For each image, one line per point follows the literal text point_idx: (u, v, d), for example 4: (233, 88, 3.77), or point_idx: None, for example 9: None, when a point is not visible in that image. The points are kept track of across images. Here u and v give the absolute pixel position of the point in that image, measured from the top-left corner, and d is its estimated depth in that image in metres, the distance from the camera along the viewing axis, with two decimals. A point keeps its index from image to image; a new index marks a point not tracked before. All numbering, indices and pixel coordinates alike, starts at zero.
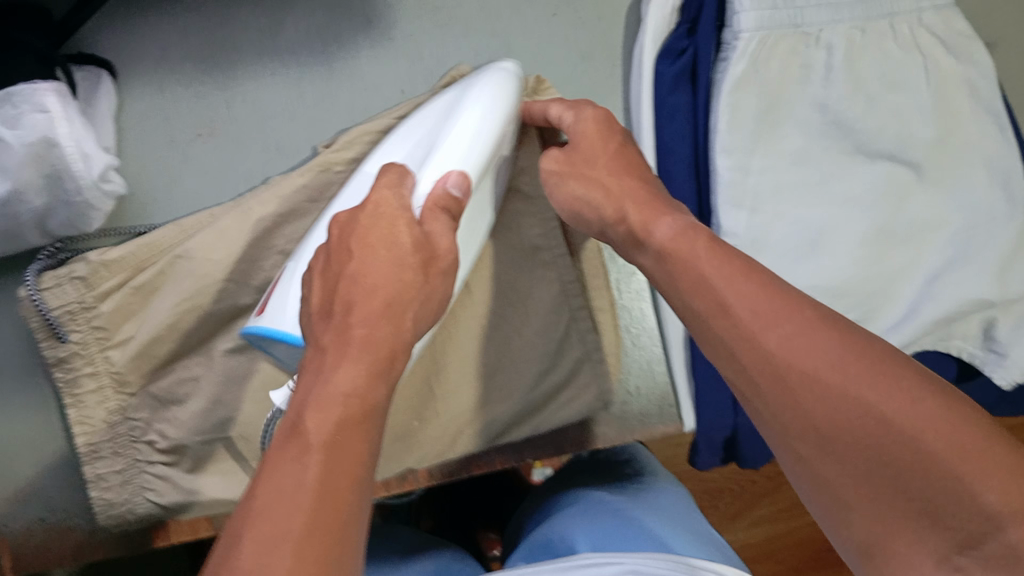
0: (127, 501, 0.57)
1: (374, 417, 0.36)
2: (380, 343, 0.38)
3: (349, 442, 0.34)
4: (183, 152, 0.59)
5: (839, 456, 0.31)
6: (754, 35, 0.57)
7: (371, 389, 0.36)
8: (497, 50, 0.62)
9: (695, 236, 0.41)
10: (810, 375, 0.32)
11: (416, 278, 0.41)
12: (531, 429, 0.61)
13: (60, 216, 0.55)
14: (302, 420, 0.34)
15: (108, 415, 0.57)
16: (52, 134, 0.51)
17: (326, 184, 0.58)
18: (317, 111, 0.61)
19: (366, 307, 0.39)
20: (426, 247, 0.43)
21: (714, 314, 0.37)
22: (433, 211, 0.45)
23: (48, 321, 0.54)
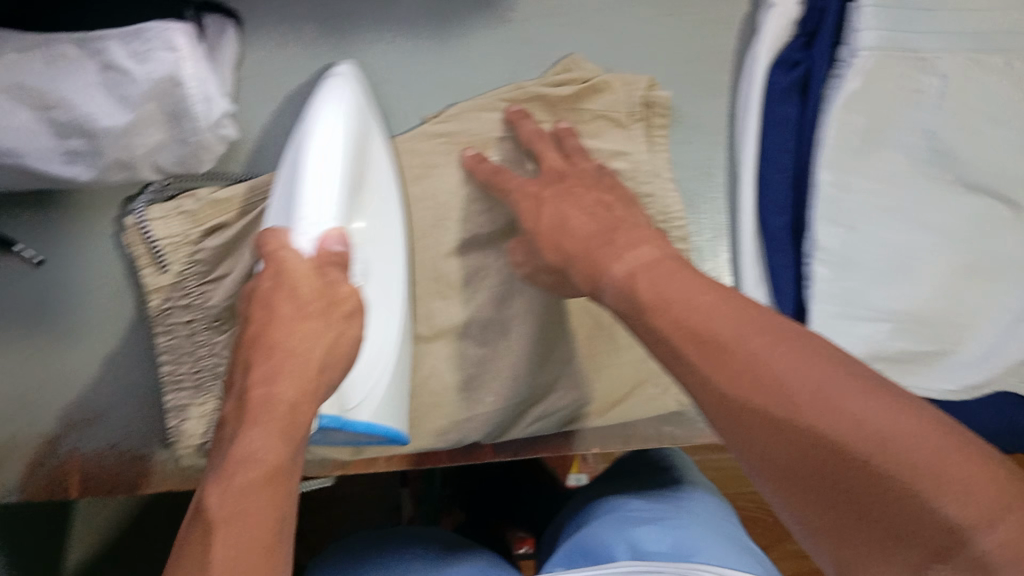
0: (204, 436, 0.59)
1: (287, 473, 0.37)
2: (296, 387, 0.40)
3: (254, 507, 0.35)
4: (295, 108, 0.61)
5: (801, 491, 0.32)
6: (874, 53, 0.58)
7: (287, 451, 0.38)
8: (609, 43, 0.62)
9: (643, 272, 0.44)
10: (760, 410, 0.34)
11: (324, 322, 0.43)
12: (600, 421, 0.63)
13: (172, 153, 0.57)
14: (206, 500, 0.35)
15: (196, 348, 0.59)
16: (178, 72, 0.53)
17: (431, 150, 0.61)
18: (427, 81, 0.62)
19: (277, 366, 0.40)
20: (328, 292, 0.44)
21: (671, 360, 0.39)
22: (326, 266, 0.45)
23: (154, 248, 0.58)
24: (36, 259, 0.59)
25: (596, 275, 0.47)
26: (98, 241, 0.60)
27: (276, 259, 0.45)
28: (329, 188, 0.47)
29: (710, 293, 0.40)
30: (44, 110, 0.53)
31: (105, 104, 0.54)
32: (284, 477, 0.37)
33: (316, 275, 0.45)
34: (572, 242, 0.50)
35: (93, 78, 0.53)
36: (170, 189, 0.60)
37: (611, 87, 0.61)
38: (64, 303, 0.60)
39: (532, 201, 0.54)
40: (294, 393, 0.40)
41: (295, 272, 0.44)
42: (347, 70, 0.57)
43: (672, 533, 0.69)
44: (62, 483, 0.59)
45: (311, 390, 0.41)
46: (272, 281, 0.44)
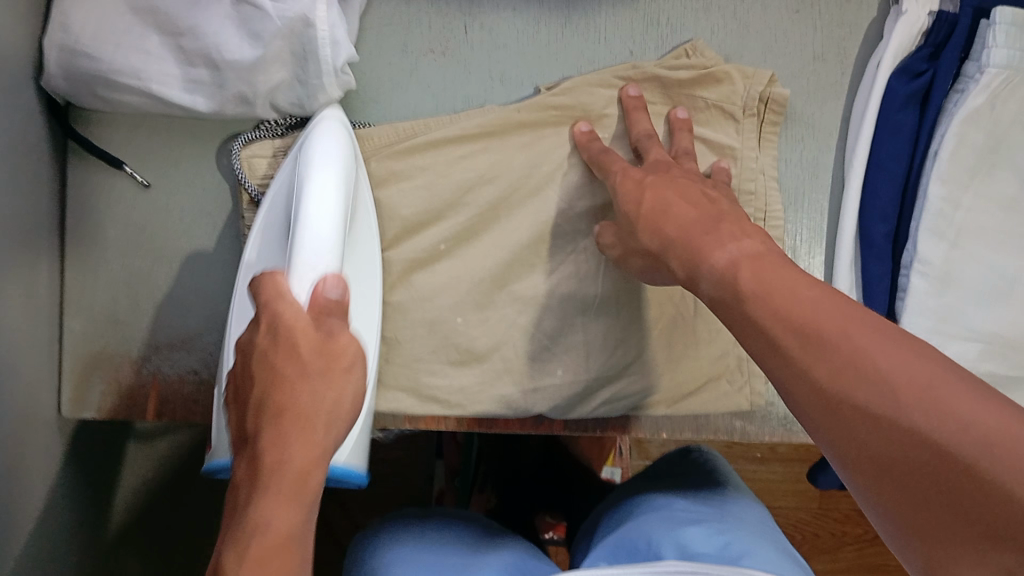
0: None
1: (296, 544, 0.39)
2: (305, 451, 0.40)
3: (272, 566, 0.38)
4: (416, 62, 0.62)
5: (899, 486, 0.33)
6: (1001, 71, 0.57)
7: (299, 516, 0.39)
8: (732, 32, 0.62)
9: (737, 268, 0.44)
10: (863, 408, 0.35)
11: (326, 382, 0.41)
12: (672, 409, 0.63)
13: (291, 93, 0.57)
14: (225, 558, 0.39)
15: None
16: (311, 14, 0.54)
17: (542, 120, 0.61)
18: (545, 52, 0.62)
19: (281, 428, 0.40)
20: (326, 347, 0.42)
21: (766, 353, 0.40)
22: (326, 317, 0.43)
23: (250, 191, 0.59)
24: (143, 181, 0.60)
25: (693, 261, 0.47)
26: (203, 171, 0.61)
27: (271, 313, 0.42)
28: (325, 237, 0.46)
29: (809, 286, 0.41)
30: (172, 37, 0.55)
31: (235, 38, 0.54)
32: (294, 548, 0.39)
33: (314, 330, 0.42)
34: (669, 228, 0.49)
35: (226, 12, 0.54)
36: (282, 128, 0.60)
37: (729, 78, 0.60)
38: (164, 227, 0.61)
39: (632, 188, 0.53)
40: (305, 459, 0.40)
41: (296, 330, 0.42)
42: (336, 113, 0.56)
43: (716, 537, 0.64)
44: (141, 403, 0.60)
45: (320, 454, 0.41)
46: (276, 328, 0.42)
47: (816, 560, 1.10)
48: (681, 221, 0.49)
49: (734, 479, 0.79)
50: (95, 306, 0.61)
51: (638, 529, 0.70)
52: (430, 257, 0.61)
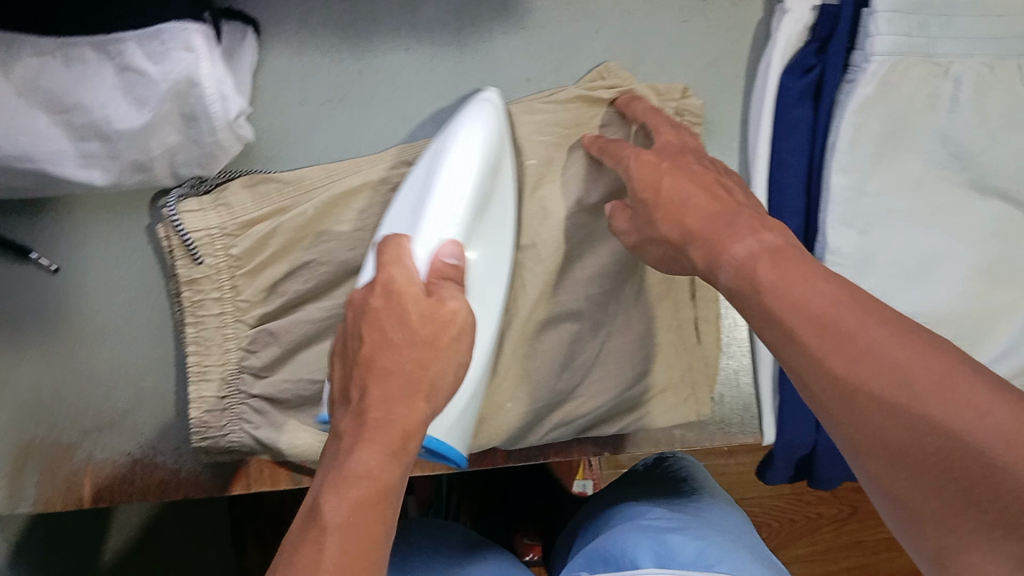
0: (222, 430, 0.59)
1: (391, 495, 0.39)
2: (407, 412, 0.40)
3: (366, 520, 0.37)
4: (316, 114, 0.61)
5: (914, 474, 0.33)
6: (887, 59, 0.57)
7: (391, 469, 0.39)
8: (626, 48, 0.63)
9: (757, 264, 0.42)
10: (878, 398, 0.34)
11: (428, 350, 0.42)
12: (618, 426, 0.64)
13: (189, 154, 0.57)
14: (321, 504, 0.38)
15: (225, 341, 0.59)
16: (196, 73, 0.53)
17: None
18: (444, 87, 0.62)
19: (391, 384, 0.41)
20: (433, 318, 0.43)
21: (784, 343, 0.39)
22: (437, 282, 0.46)
23: (186, 241, 0.57)
24: (53, 267, 0.60)
25: (713, 266, 0.46)
26: (112, 248, 0.61)
27: (386, 277, 0.45)
28: (447, 212, 0.50)
29: (832, 277, 0.40)
30: (61, 113, 0.54)
31: (122, 106, 0.54)
32: (388, 499, 0.39)
33: (425, 298, 0.44)
34: (689, 219, 0.48)
35: (111, 82, 0.54)
36: (206, 185, 0.59)
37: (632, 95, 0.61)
38: (81, 308, 0.60)
39: (650, 173, 0.52)
40: (403, 418, 0.40)
41: (406, 293, 0.44)
42: (492, 97, 0.57)
43: (691, 544, 0.64)
44: (76, 491, 0.60)
45: (423, 419, 0.41)
46: (385, 299, 0.44)
47: (795, 545, 1.10)
48: (703, 213, 0.48)
49: (711, 484, 0.79)
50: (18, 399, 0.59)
51: (614, 539, 0.69)
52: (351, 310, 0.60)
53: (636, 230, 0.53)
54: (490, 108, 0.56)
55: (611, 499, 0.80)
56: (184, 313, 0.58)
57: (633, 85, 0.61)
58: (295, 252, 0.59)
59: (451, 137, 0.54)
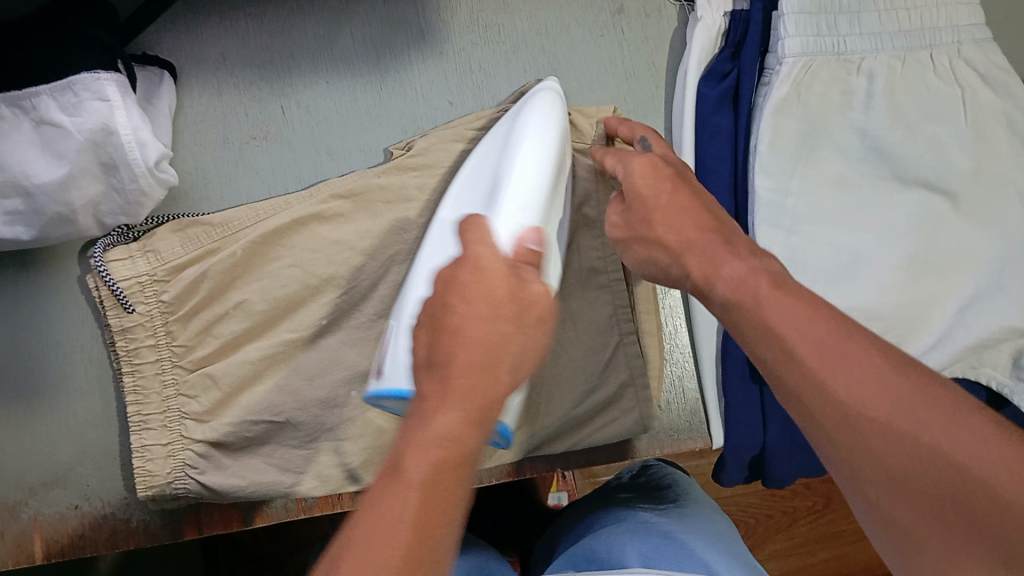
0: (167, 477, 0.56)
1: (468, 465, 0.35)
2: (486, 383, 0.36)
3: (449, 485, 0.34)
4: (240, 154, 0.61)
5: (919, 504, 0.34)
6: (799, 60, 0.59)
7: (467, 440, 0.35)
8: (544, 67, 0.64)
9: (758, 280, 0.42)
10: (883, 425, 0.35)
11: (512, 330, 0.38)
12: (567, 445, 0.63)
13: (112, 204, 0.57)
14: (399, 465, 0.34)
15: (162, 387, 0.58)
16: (111, 121, 0.54)
17: (379, 181, 0.60)
18: (367, 116, 0.62)
19: (470, 355, 0.36)
20: (520, 297, 0.39)
21: (780, 363, 0.39)
22: (522, 264, 0.41)
23: (114, 290, 0.56)
24: None
25: (709, 280, 0.45)
26: (40, 303, 0.59)
27: (471, 253, 0.39)
28: (523, 198, 0.51)
29: (822, 306, 0.40)
30: None
31: (39, 161, 0.53)
32: (465, 469, 0.35)
33: (511, 275, 0.39)
34: (689, 229, 0.47)
35: (27, 136, 0.54)
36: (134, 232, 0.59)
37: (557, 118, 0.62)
38: (14, 366, 0.59)
39: (649, 172, 0.50)
40: (484, 388, 0.36)
41: (490, 264, 0.39)
42: (553, 86, 0.59)
43: None
44: (26, 550, 0.58)
45: (504, 394, 0.37)
46: (471, 270, 0.39)
47: (773, 540, 1.10)
48: (704, 225, 0.47)
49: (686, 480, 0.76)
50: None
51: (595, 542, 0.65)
52: (288, 348, 0.59)
53: (625, 223, 0.51)
54: (550, 98, 0.57)
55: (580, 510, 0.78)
56: (119, 362, 0.57)
57: None
58: (231, 294, 0.59)
59: (524, 129, 0.54)
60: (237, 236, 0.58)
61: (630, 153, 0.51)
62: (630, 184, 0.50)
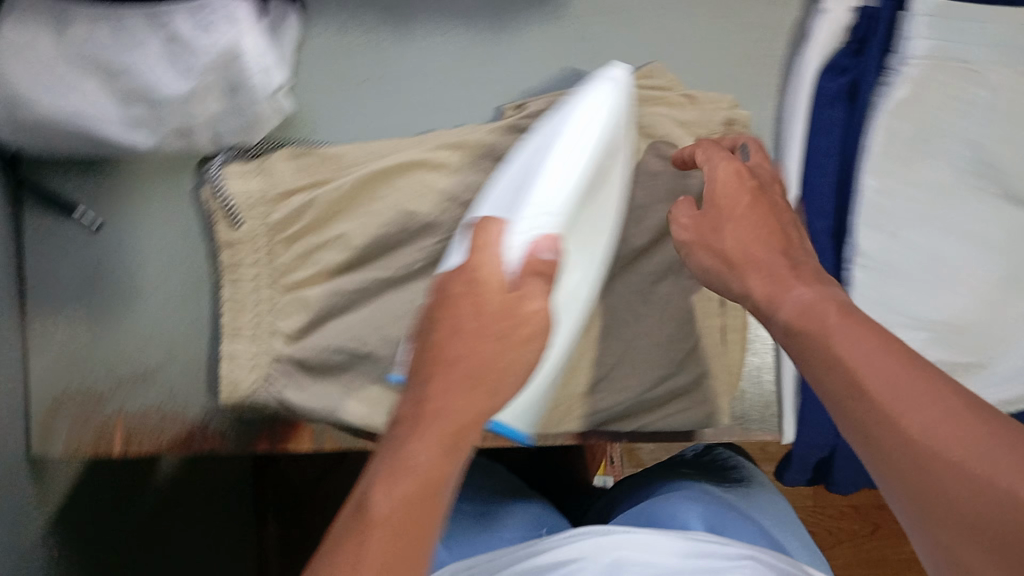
0: (250, 387, 0.60)
1: (442, 488, 0.38)
2: (472, 402, 0.41)
3: (415, 517, 0.36)
4: (354, 94, 0.63)
5: (977, 535, 0.32)
6: (923, 62, 0.58)
7: (442, 466, 0.39)
8: (660, 41, 0.63)
9: (825, 307, 0.43)
10: (943, 451, 0.33)
11: (496, 347, 0.44)
12: (636, 425, 0.62)
13: (230, 123, 0.59)
14: (371, 499, 0.37)
15: (257, 302, 0.60)
16: (239, 46, 0.55)
17: (485, 134, 0.61)
18: (478, 70, 0.63)
19: (461, 370, 0.42)
20: (514, 313, 0.45)
21: (844, 393, 0.39)
22: (529, 277, 0.48)
23: (228, 205, 0.60)
24: (93, 224, 0.61)
25: (771, 302, 0.47)
26: (149, 209, 0.62)
27: (473, 265, 0.47)
28: (539, 217, 0.52)
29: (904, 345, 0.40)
30: (111, 79, 0.55)
31: (166, 73, 0.55)
32: (433, 493, 0.38)
33: (509, 293, 0.46)
34: (750, 248, 0.50)
35: (156, 50, 0.55)
36: (252, 152, 0.61)
37: (670, 95, 0.61)
38: (117, 266, 0.61)
39: (734, 184, 0.53)
40: (468, 406, 0.41)
41: (489, 284, 0.46)
42: (620, 75, 0.57)
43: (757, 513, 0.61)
44: (107, 440, 0.60)
45: (482, 413, 0.42)
46: (466, 287, 0.46)
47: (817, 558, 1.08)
48: (771, 246, 0.50)
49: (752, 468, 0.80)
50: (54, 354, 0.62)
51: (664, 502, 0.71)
52: (379, 286, 0.61)
53: (698, 234, 0.53)
54: (604, 97, 0.56)
55: (645, 482, 0.79)
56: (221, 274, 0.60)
57: (674, 89, 0.62)
58: (332, 224, 0.60)
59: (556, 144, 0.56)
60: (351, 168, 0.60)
61: (719, 158, 0.54)
62: (711, 188, 0.53)
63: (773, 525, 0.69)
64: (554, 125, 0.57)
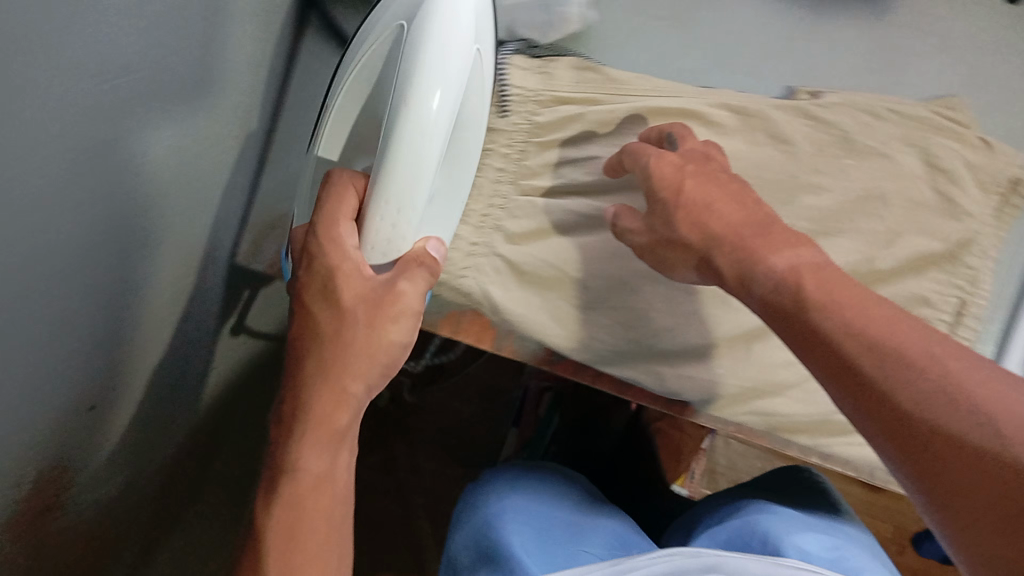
0: (462, 272, 0.61)
1: (333, 481, 0.47)
2: (317, 512, 0.46)
3: (301, 532, 0.45)
4: (649, 30, 0.64)
5: (971, 505, 0.32)
6: None
7: (331, 461, 0.47)
8: (962, 79, 0.63)
9: (801, 279, 0.43)
10: (937, 422, 0.34)
11: (333, 327, 0.47)
12: (814, 442, 0.61)
13: (529, 15, 0.61)
14: (247, 556, 0.46)
15: (493, 193, 0.61)
16: None
17: (775, 108, 0.59)
18: (777, 47, 0.64)
19: (322, 432, 0.46)
20: (375, 302, 0.47)
21: (837, 371, 0.39)
22: (409, 267, 0.49)
23: (502, 92, 0.60)
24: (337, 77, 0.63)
25: (744, 275, 0.46)
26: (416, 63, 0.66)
27: (330, 268, 0.47)
28: (399, 189, 0.45)
29: (885, 306, 0.41)
30: None
31: None
32: (327, 483, 0.47)
33: (377, 285, 0.48)
34: (714, 224, 0.49)
35: None
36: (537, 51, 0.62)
37: (968, 129, 0.60)
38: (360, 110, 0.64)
39: (673, 170, 0.52)
40: (321, 469, 0.46)
41: (349, 290, 0.47)
42: None
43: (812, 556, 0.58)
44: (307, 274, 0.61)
45: (359, 399, 0.47)
46: (319, 289, 0.48)
47: None
48: (726, 219, 0.49)
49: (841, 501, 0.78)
50: (245, 176, 0.63)
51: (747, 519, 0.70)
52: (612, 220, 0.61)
53: (648, 231, 0.54)
54: None
55: (735, 497, 0.79)
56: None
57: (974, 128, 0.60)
58: (591, 143, 0.60)
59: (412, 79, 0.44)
60: (631, 96, 0.59)
61: (645, 151, 0.54)
62: (655, 179, 0.53)
63: (865, 555, 0.65)
64: (430, 53, 0.44)
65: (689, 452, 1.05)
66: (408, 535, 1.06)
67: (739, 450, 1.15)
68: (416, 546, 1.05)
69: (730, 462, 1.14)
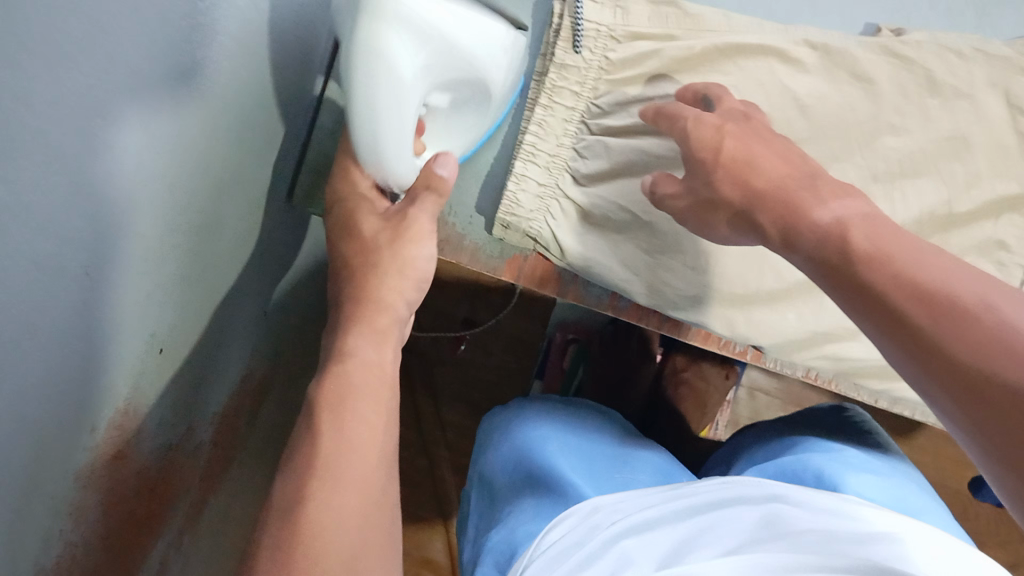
0: (529, 217, 0.59)
1: (385, 372, 0.50)
2: (369, 385, 0.48)
3: (352, 396, 0.47)
4: None
5: None
6: None
7: (381, 355, 0.50)
8: None
9: (850, 231, 0.39)
10: (999, 372, 0.29)
11: (361, 246, 0.53)
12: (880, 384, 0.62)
13: None
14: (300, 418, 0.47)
15: (563, 133, 0.59)
16: None
17: (861, 44, 0.58)
18: None
19: (367, 323, 0.50)
20: (389, 223, 0.54)
21: (889, 328, 0.35)
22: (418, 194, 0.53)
23: (578, 27, 0.57)
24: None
25: (795, 219, 0.43)
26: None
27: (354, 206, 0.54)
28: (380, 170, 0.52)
29: (946, 257, 0.36)
30: None
31: None
32: (376, 370, 0.49)
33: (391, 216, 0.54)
34: (758, 179, 0.46)
35: None
36: None
37: None
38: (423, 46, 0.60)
39: (712, 135, 0.50)
40: (372, 354, 0.49)
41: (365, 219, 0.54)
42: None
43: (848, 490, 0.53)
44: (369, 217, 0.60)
45: (397, 304, 0.52)
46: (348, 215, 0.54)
47: None
48: (770, 174, 0.46)
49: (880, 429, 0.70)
50: (296, 111, 0.61)
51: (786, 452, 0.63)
52: None
53: (689, 194, 0.52)
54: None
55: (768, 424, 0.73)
56: (541, 91, 0.58)
57: None
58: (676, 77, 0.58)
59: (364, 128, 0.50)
60: (708, 33, 0.58)
61: (680, 112, 0.53)
62: (691, 148, 0.50)
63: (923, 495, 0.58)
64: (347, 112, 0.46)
65: (715, 402, 0.96)
66: (434, 487, 1.05)
67: (763, 402, 1.12)
68: (441, 498, 1.05)
69: (753, 414, 1.12)
